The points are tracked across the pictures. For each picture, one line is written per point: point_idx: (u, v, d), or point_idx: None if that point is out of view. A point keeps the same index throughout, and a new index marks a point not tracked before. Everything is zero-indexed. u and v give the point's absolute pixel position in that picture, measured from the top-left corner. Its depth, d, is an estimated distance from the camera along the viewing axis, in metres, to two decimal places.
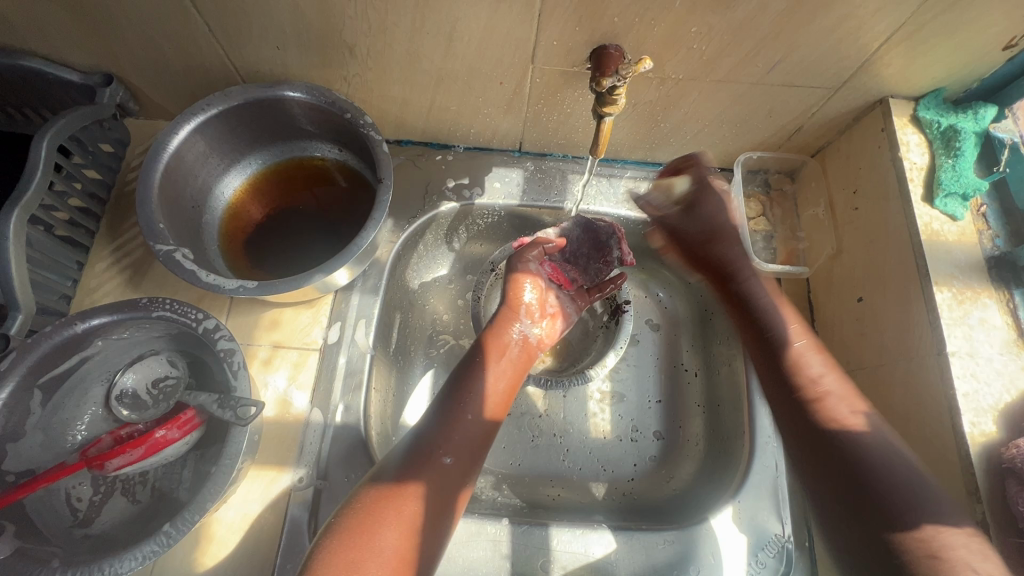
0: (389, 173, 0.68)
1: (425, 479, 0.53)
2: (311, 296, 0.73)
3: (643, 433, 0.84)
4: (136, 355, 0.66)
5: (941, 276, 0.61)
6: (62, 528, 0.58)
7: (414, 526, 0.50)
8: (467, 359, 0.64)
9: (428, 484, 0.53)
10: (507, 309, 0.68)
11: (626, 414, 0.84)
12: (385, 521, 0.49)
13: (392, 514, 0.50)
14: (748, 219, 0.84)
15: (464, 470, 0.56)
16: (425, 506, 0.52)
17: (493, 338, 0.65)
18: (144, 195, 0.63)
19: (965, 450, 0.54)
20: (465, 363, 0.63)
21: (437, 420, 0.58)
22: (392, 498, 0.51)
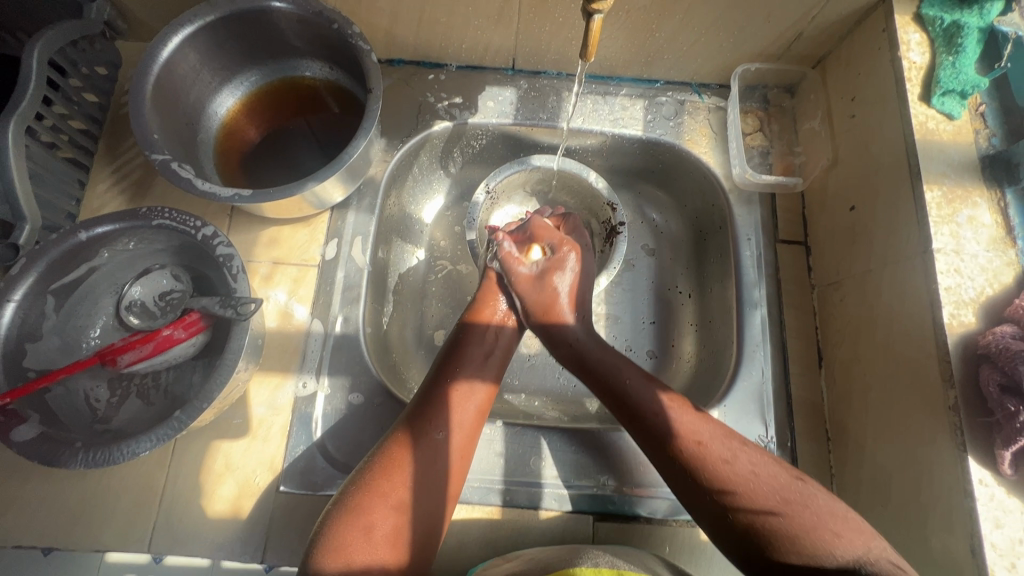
0: (379, 83, 0.67)
1: (430, 443, 0.57)
2: (307, 212, 0.75)
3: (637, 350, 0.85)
4: (142, 269, 0.69)
5: (933, 174, 0.60)
6: (84, 423, 0.62)
7: (413, 494, 0.54)
8: (454, 341, 0.66)
9: (433, 447, 0.57)
10: (487, 283, 0.71)
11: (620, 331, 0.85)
12: (387, 491, 0.53)
13: (392, 484, 0.54)
14: (745, 134, 0.83)
15: (462, 433, 0.59)
16: (427, 470, 0.55)
17: (486, 312, 0.68)
18: (136, 106, 0.64)
19: (943, 340, 0.55)
20: (459, 335, 0.67)
21: (427, 402, 0.60)
22: (393, 465, 0.55)
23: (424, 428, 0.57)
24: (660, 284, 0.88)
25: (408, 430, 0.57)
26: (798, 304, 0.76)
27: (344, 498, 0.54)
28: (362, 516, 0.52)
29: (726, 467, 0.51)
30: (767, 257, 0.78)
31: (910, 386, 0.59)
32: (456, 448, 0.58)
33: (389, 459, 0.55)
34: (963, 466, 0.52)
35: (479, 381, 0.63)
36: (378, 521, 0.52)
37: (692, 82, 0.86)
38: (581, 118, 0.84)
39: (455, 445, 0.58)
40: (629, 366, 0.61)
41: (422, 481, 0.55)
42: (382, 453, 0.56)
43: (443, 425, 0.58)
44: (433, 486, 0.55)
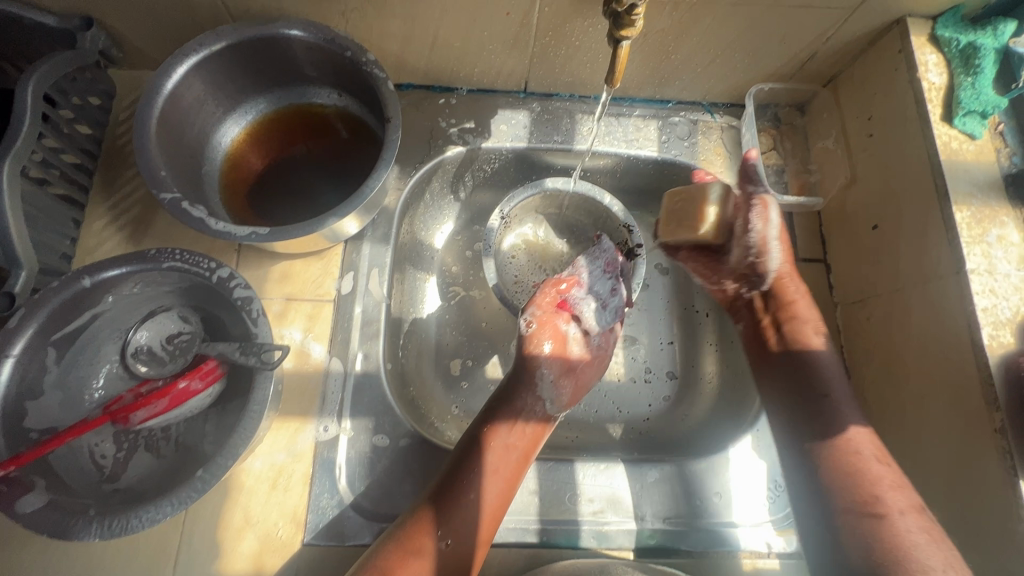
0: (397, 112, 0.65)
1: (451, 538, 0.54)
2: (321, 246, 0.72)
3: (657, 372, 0.84)
4: (147, 312, 0.65)
5: (961, 195, 0.61)
6: (91, 484, 0.58)
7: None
8: (488, 415, 0.63)
9: (451, 542, 0.54)
10: (521, 374, 0.65)
11: (640, 352, 0.84)
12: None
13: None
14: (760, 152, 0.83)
15: (478, 531, 0.56)
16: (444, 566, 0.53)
17: (516, 401, 0.63)
18: (141, 142, 0.60)
19: (984, 362, 0.55)
20: (492, 412, 0.63)
21: (440, 503, 0.56)
22: (411, 553, 0.52)
23: (444, 519, 0.55)
24: (678, 303, 0.87)
25: (427, 517, 0.55)
26: (822, 322, 0.76)
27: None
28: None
29: (871, 472, 0.55)
30: None
31: (949, 408, 0.59)
32: (470, 545, 0.55)
33: (407, 545, 0.53)
34: (1014, 490, 0.52)
35: (501, 470, 0.59)
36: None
37: (703, 101, 0.85)
38: (596, 140, 0.83)
39: (470, 543, 0.55)
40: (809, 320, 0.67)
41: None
42: (393, 543, 0.53)
43: (464, 521, 0.55)
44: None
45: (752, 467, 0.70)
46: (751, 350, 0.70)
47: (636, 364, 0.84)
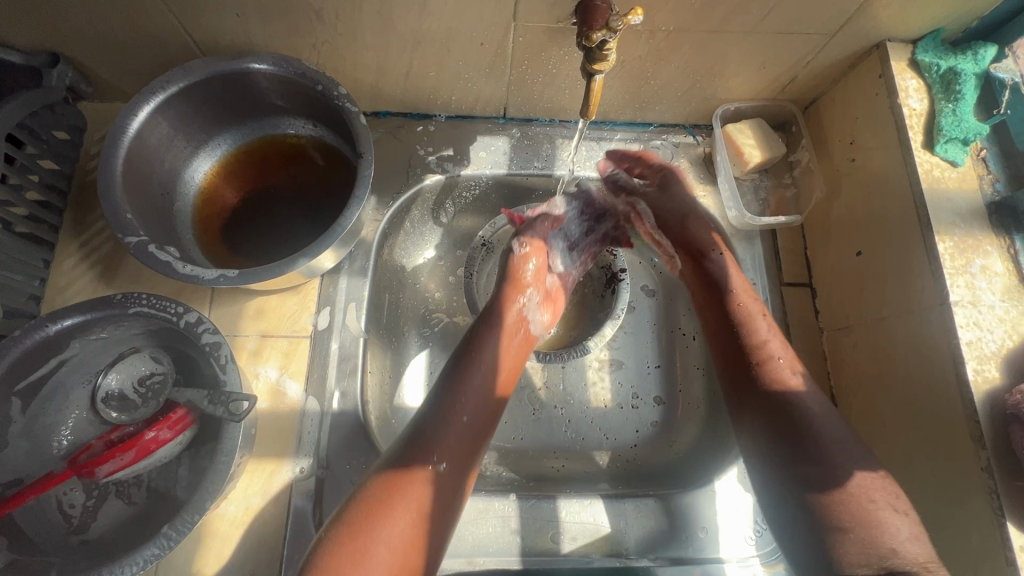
0: (370, 147, 0.64)
1: (437, 475, 0.55)
2: (296, 282, 0.70)
3: (645, 396, 0.82)
4: (115, 355, 0.63)
5: (944, 225, 0.60)
6: (57, 536, 0.56)
7: (416, 527, 0.52)
8: (459, 359, 0.63)
9: (433, 476, 0.55)
10: (507, 288, 0.69)
11: (626, 376, 0.83)
12: (393, 518, 0.51)
13: (396, 519, 0.51)
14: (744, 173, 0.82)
15: (463, 465, 0.57)
16: (432, 500, 0.54)
17: (484, 342, 0.64)
18: (106, 185, 0.59)
19: (970, 398, 0.54)
20: (462, 355, 0.63)
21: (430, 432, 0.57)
22: (393, 494, 0.52)
23: (424, 457, 0.55)
24: (664, 326, 0.86)
25: (406, 461, 0.55)
26: (809, 348, 0.74)
27: (337, 536, 0.50)
28: (370, 543, 0.50)
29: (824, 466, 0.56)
30: (775, 302, 0.77)
31: (935, 444, 0.57)
32: (456, 477, 0.56)
33: (387, 488, 0.53)
34: (1002, 532, 0.51)
35: (472, 403, 0.60)
36: (390, 548, 0.50)
37: (685, 124, 0.84)
38: (577, 165, 0.82)
39: (455, 478, 0.56)
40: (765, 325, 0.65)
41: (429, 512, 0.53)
42: (387, 468, 0.55)
43: (448, 454, 0.56)
44: (432, 514, 0.53)
45: (736, 499, 0.69)
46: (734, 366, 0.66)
47: (622, 389, 0.83)
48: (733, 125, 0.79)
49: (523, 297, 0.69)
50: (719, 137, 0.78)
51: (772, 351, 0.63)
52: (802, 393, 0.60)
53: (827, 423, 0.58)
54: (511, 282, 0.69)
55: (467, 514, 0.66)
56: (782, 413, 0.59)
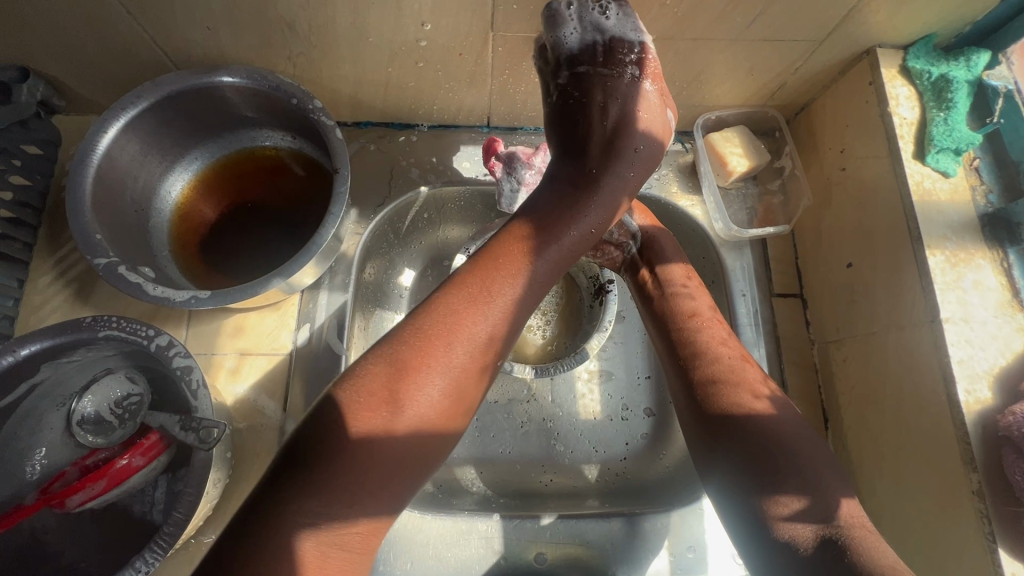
0: (345, 162, 0.63)
1: (451, 378, 0.42)
2: (274, 299, 0.69)
3: (635, 409, 0.81)
4: (90, 377, 0.61)
5: (935, 238, 0.58)
6: (30, 564, 0.56)
7: (433, 421, 0.41)
8: (497, 247, 0.48)
9: (451, 383, 0.42)
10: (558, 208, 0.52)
11: (616, 388, 0.82)
12: (393, 430, 0.40)
13: (415, 403, 0.41)
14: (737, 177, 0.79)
15: (467, 364, 0.43)
16: (440, 407, 0.42)
17: (528, 244, 0.48)
18: (75, 205, 0.58)
19: (961, 419, 0.53)
20: (496, 249, 0.48)
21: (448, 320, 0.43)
22: (410, 379, 0.41)
23: (438, 360, 0.42)
24: None
25: (417, 351, 0.42)
26: (799, 361, 0.73)
27: (334, 416, 0.39)
28: (347, 517, 0.37)
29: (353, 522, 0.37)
30: (764, 314, 0.75)
31: (926, 464, 0.56)
32: (458, 376, 0.43)
33: (408, 361, 0.41)
34: (993, 558, 0.49)
35: (493, 325, 0.45)
36: (375, 492, 0.38)
37: (674, 130, 0.82)
38: None
39: (470, 375, 0.43)
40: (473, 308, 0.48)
41: (428, 458, 0.41)
42: (368, 396, 0.40)
43: (453, 366, 0.42)
44: (448, 411, 0.42)
45: None
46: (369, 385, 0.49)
47: (613, 402, 0.81)
48: (719, 134, 0.77)
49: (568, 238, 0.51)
50: (703, 147, 0.77)
51: (732, 369, 0.56)
52: (768, 415, 0.53)
53: (799, 446, 0.50)
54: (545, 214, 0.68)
55: (449, 535, 0.65)
56: (746, 441, 0.51)
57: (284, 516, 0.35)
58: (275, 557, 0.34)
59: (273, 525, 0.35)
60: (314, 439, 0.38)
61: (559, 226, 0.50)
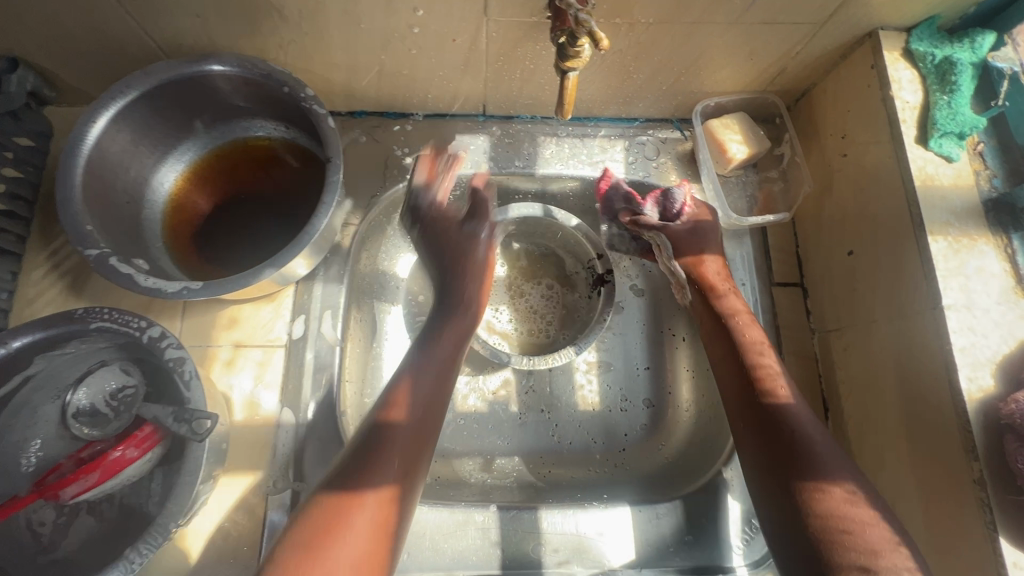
0: (338, 151, 0.62)
1: (390, 474, 0.53)
2: (268, 290, 0.68)
3: (633, 399, 0.80)
4: (84, 370, 0.61)
5: (937, 224, 0.57)
6: (27, 555, 0.56)
7: (378, 512, 0.50)
8: (422, 343, 0.63)
9: (386, 488, 0.52)
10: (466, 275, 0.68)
11: (614, 378, 0.81)
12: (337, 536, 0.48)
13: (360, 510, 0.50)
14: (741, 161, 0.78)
15: (409, 445, 0.55)
16: (382, 511, 0.50)
17: (442, 333, 0.65)
18: (65, 195, 0.57)
19: (962, 407, 0.52)
20: (422, 339, 0.64)
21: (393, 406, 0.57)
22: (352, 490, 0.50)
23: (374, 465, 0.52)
24: (653, 327, 0.83)
25: (359, 458, 0.53)
26: (799, 351, 0.72)
27: (287, 561, 0.46)
28: (322, 558, 0.46)
29: None
30: (764, 303, 0.74)
31: (927, 453, 0.55)
32: (399, 466, 0.53)
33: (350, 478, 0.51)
34: (993, 547, 0.49)
35: (423, 397, 0.59)
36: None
37: (673, 118, 0.81)
38: (558, 164, 0.79)
39: (411, 457, 0.55)
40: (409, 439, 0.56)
41: (379, 536, 0.49)
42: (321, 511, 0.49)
43: (394, 460, 0.53)
44: (390, 511, 0.51)
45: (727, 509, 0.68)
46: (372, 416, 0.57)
47: (611, 392, 0.80)
48: (718, 121, 0.76)
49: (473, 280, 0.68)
50: (701, 133, 0.76)
51: (777, 374, 0.61)
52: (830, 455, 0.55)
53: (834, 456, 0.55)
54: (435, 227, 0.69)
55: (446, 527, 0.64)
56: (778, 435, 0.57)
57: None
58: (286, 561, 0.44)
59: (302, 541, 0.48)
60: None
61: (467, 305, 0.67)
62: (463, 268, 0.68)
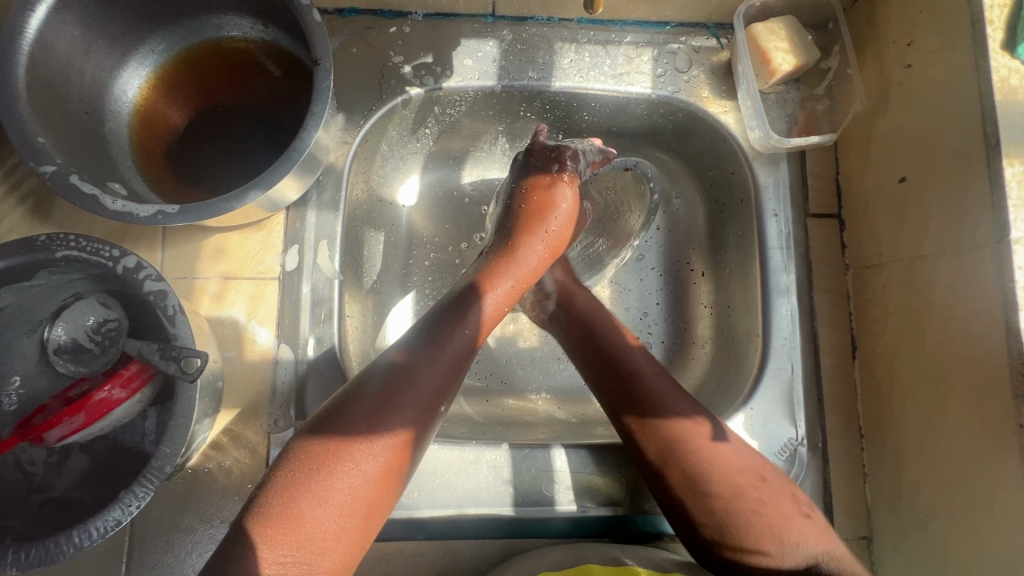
0: (327, 52, 0.53)
1: (399, 430, 0.45)
2: (256, 217, 0.62)
3: (656, 316, 0.76)
4: (60, 303, 0.56)
5: (1015, 146, 0.50)
6: (17, 496, 0.52)
7: (379, 470, 0.43)
8: (437, 320, 0.51)
9: (403, 433, 0.45)
10: (568, 197, 0.65)
11: (626, 298, 0.77)
12: (330, 484, 0.41)
13: (353, 463, 0.42)
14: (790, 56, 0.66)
15: (438, 391, 0.48)
16: (391, 453, 0.44)
17: (467, 308, 0.52)
18: (7, 100, 0.49)
19: (1018, 348, 0.48)
20: (449, 306, 0.53)
21: (439, 323, 0.51)
22: (353, 440, 0.43)
23: (381, 416, 0.44)
24: (670, 258, 0.78)
25: (369, 398, 0.45)
26: (830, 288, 0.67)
27: (293, 472, 0.42)
28: (330, 477, 0.41)
29: (305, 543, 0.39)
30: (797, 235, 0.68)
31: (968, 395, 0.52)
32: (412, 421, 0.46)
33: (348, 423, 0.44)
34: None
35: (445, 364, 0.49)
36: (327, 548, 0.40)
37: (708, 23, 0.72)
38: (577, 76, 0.70)
39: (424, 418, 0.47)
40: (460, 364, 0.50)
41: (374, 496, 0.43)
42: (336, 432, 0.43)
43: (406, 414, 0.45)
44: (392, 468, 0.44)
45: None
46: (420, 327, 0.51)
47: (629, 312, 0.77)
48: (763, 24, 0.66)
49: (540, 245, 0.62)
50: (742, 38, 0.66)
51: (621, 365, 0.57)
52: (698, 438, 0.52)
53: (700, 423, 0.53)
54: (544, 197, 0.64)
55: (457, 465, 0.62)
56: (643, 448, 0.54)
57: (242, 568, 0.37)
58: (280, 487, 0.41)
59: (299, 456, 0.43)
60: (274, 490, 0.41)
61: (529, 246, 0.61)
62: (535, 238, 0.62)
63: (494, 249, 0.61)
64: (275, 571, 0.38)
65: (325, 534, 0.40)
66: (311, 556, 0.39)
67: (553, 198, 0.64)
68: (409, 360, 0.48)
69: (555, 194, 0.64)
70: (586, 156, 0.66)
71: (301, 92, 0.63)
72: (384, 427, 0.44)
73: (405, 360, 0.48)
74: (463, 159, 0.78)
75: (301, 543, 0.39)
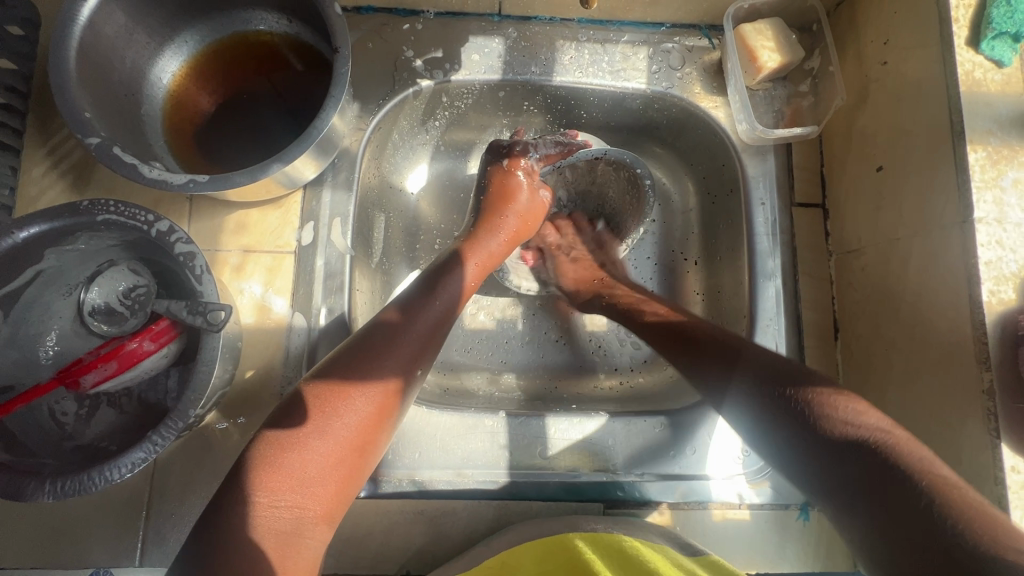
0: (346, 41, 0.58)
1: (374, 392, 0.48)
2: (275, 194, 0.67)
3: None
4: (95, 268, 0.61)
5: (978, 133, 0.54)
6: (50, 441, 0.57)
7: (359, 426, 0.47)
8: (408, 296, 0.54)
9: (381, 392, 0.49)
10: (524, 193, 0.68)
11: None
12: (314, 436, 0.45)
13: (334, 419, 0.46)
14: (773, 50, 0.70)
15: (411, 358, 0.51)
16: (369, 411, 0.48)
17: (442, 283, 0.56)
18: (59, 78, 0.54)
19: (980, 319, 0.51)
20: (421, 283, 0.56)
21: (411, 295, 0.54)
22: (338, 398, 0.47)
23: (357, 379, 0.48)
24: (664, 248, 0.82)
25: (349, 362, 0.49)
26: (813, 273, 0.71)
27: (283, 426, 0.45)
28: (313, 432, 0.45)
29: (289, 492, 0.43)
30: (783, 223, 0.72)
31: (936, 367, 0.55)
32: (385, 382, 0.49)
33: (328, 385, 0.47)
34: (994, 452, 0.50)
35: (416, 334, 0.52)
36: (313, 495, 0.44)
37: (701, 24, 0.77)
38: (577, 72, 0.74)
39: (401, 379, 0.50)
40: (431, 335, 0.53)
41: (357, 449, 0.47)
42: (320, 392, 0.47)
43: (381, 376, 0.49)
44: (372, 423, 0.48)
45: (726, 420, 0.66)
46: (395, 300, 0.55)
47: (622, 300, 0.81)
48: (751, 25, 0.71)
49: (500, 234, 0.65)
50: (730, 37, 0.70)
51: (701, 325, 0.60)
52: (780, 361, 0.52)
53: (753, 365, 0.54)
54: (498, 194, 0.67)
55: (457, 429, 0.66)
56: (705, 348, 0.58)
57: (242, 510, 0.42)
58: (269, 440, 0.45)
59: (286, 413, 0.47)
60: (263, 444, 0.45)
61: (490, 234, 0.64)
62: (493, 227, 0.65)
63: (465, 235, 0.65)
64: (267, 515, 0.42)
65: (309, 483, 0.44)
66: (299, 503, 0.43)
67: (510, 189, 0.68)
68: (384, 328, 0.51)
69: (513, 184, 0.68)
70: (539, 149, 0.69)
71: (319, 81, 0.68)
72: (361, 389, 0.48)
73: (380, 329, 0.51)
74: (469, 151, 0.83)
75: (289, 490, 0.43)
